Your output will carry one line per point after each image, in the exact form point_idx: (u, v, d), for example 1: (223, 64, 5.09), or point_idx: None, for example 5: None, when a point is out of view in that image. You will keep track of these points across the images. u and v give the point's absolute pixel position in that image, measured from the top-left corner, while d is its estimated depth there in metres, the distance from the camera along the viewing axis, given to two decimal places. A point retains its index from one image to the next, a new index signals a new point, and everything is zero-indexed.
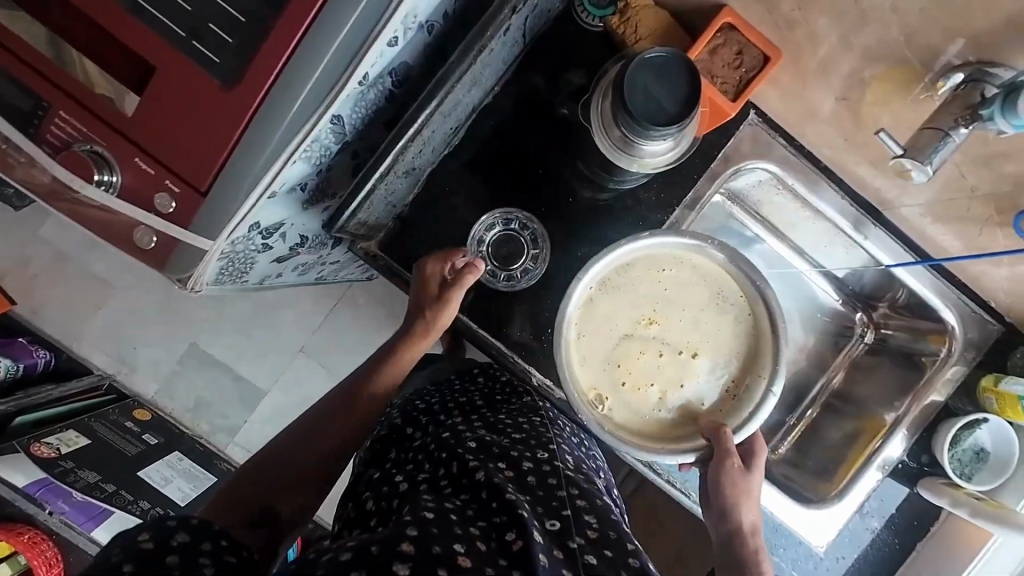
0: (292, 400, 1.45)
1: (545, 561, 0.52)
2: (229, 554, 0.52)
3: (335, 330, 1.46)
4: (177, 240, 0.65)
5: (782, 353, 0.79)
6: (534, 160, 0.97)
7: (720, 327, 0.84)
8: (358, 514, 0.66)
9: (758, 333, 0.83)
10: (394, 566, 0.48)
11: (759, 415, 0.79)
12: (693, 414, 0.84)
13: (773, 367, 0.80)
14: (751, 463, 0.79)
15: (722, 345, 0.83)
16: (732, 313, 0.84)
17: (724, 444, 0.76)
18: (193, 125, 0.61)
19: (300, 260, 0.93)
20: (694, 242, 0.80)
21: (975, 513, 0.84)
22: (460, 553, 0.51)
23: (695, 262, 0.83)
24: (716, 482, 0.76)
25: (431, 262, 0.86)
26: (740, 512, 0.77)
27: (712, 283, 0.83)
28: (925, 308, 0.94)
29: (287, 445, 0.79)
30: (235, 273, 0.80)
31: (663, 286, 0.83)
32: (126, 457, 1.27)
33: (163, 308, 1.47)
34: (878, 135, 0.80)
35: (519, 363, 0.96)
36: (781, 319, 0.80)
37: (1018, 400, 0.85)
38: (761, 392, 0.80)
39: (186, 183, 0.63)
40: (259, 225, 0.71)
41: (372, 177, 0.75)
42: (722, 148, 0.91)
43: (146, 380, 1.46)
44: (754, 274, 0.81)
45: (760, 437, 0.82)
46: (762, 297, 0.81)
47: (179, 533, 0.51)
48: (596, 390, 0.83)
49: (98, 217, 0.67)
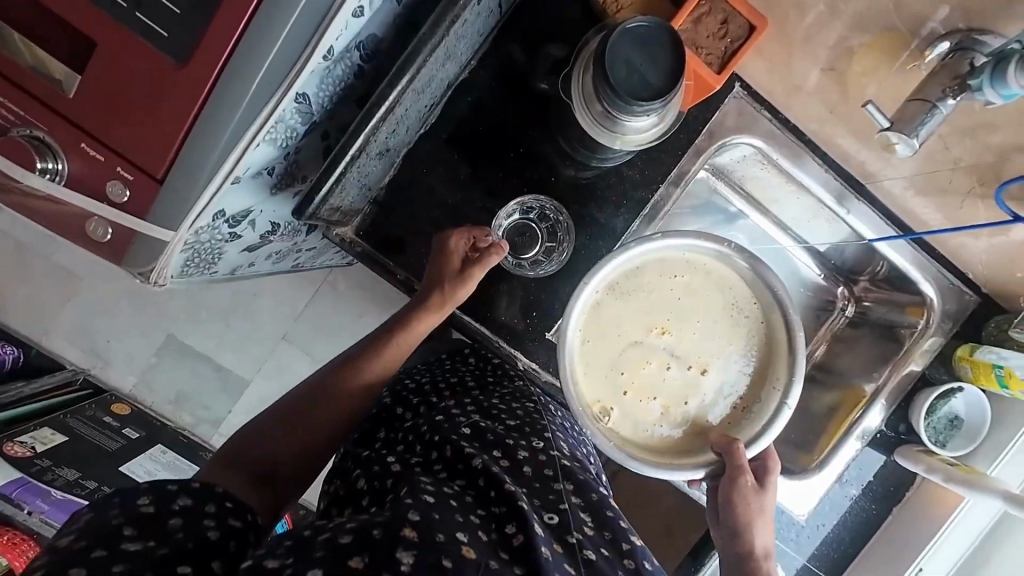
0: (276, 389, 1.43)
1: (549, 556, 0.53)
2: (232, 517, 0.55)
3: (316, 317, 1.42)
4: (134, 232, 0.61)
5: (797, 363, 0.80)
6: (515, 136, 0.93)
7: (733, 341, 0.84)
8: (349, 493, 0.66)
9: (772, 346, 0.83)
10: (398, 553, 0.47)
11: (772, 430, 0.79)
12: (702, 426, 0.84)
13: (787, 379, 0.80)
14: (765, 482, 0.76)
15: (732, 359, 0.84)
16: (744, 326, 0.84)
17: (736, 460, 0.75)
18: (143, 107, 0.56)
19: (272, 248, 0.89)
20: (711, 246, 0.80)
21: (949, 479, 0.87)
22: (464, 543, 0.50)
23: (709, 269, 0.83)
24: (728, 500, 0.73)
25: (453, 237, 0.84)
26: (753, 535, 0.72)
27: (722, 291, 0.84)
28: (905, 281, 0.95)
29: (302, 408, 0.75)
30: (202, 264, 0.76)
31: (676, 293, 0.84)
32: (108, 452, 1.22)
33: (135, 299, 1.41)
34: (867, 107, 0.79)
35: (504, 347, 0.94)
36: (801, 334, 0.80)
37: (992, 368, 0.87)
38: (775, 403, 0.80)
39: (140, 170, 0.59)
40: (224, 213, 0.66)
41: (346, 157, 0.71)
42: (706, 123, 0.90)
43: (122, 373, 1.41)
44: (772, 280, 0.81)
45: (773, 451, 0.79)
46: (778, 305, 0.81)
47: (181, 497, 0.53)
48: (600, 403, 0.82)
49: (53, 208, 0.64)
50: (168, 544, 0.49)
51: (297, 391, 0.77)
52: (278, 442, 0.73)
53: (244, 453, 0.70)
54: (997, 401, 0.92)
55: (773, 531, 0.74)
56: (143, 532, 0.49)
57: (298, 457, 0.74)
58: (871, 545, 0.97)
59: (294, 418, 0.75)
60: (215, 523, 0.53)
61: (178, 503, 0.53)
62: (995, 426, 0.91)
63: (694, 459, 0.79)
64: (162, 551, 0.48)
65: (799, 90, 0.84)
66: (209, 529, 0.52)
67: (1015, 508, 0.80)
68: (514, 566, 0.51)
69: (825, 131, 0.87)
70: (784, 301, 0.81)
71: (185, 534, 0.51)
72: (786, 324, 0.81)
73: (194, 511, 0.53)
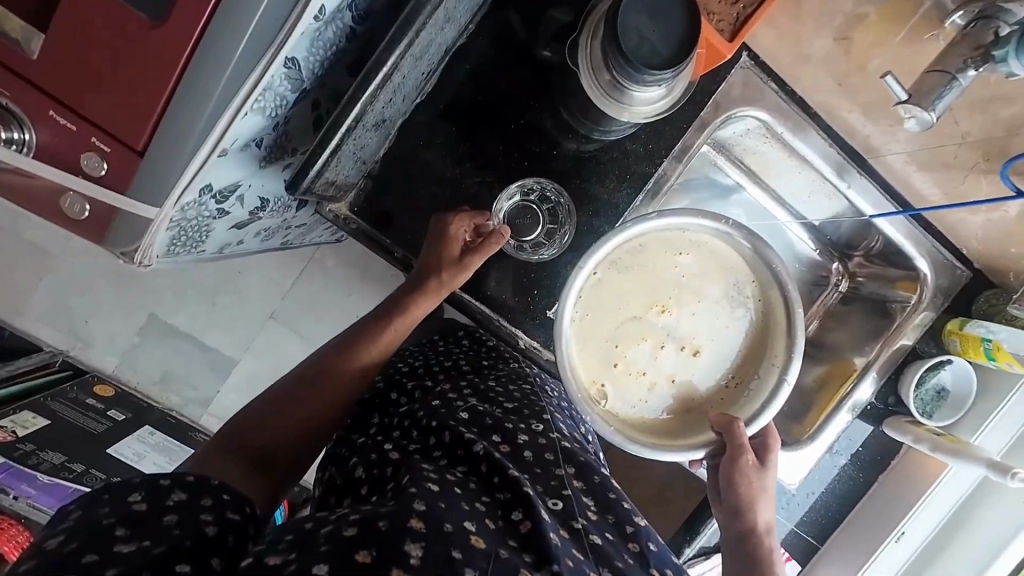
0: (266, 368, 1.40)
1: (558, 541, 0.53)
2: (230, 510, 0.52)
3: (306, 295, 1.39)
4: (114, 209, 0.57)
5: (795, 348, 0.80)
6: (515, 106, 0.89)
7: (730, 324, 0.85)
8: (346, 482, 0.63)
9: (770, 327, 0.84)
10: (406, 545, 0.45)
11: (771, 408, 0.79)
12: (698, 405, 0.85)
13: (785, 356, 0.80)
14: (766, 459, 0.75)
15: (724, 343, 0.85)
16: (742, 307, 0.85)
17: (736, 438, 0.73)
18: (115, 70, 0.52)
19: (261, 226, 0.85)
20: (711, 223, 0.79)
21: (936, 448, 0.90)
22: (472, 532, 0.50)
23: (708, 249, 0.83)
24: (728, 479, 0.73)
25: (452, 223, 0.82)
26: (755, 512, 0.71)
27: (721, 272, 0.84)
28: (900, 256, 0.95)
29: (299, 392, 0.73)
30: (189, 243, 0.72)
31: (678, 272, 0.84)
32: (93, 435, 1.19)
33: (115, 278, 1.35)
34: (885, 79, 0.77)
35: (505, 326, 0.93)
36: (800, 315, 0.80)
37: (981, 341, 0.89)
38: (774, 380, 0.81)
39: (118, 141, 0.54)
40: (211, 188, 0.62)
41: (341, 129, 0.67)
42: (713, 95, 0.87)
43: (104, 354, 1.37)
44: (772, 258, 0.80)
45: (774, 428, 0.78)
46: (778, 283, 0.81)
47: (176, 493, 0.52)
48: (598, 385, 0.82)
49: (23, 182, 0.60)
50: (163, 541, 0.47)
51: (292, 376, 0.75)
52: (275, 426, 0.70)
53: (237, 439, 0.68)
54: (983, 372, 0.95)
55: (774, 505, 0.73)
56: (137, 533, 0.47)
57: (295, 441, 0.72)
58: (856, 511, 1.01)
59: (291, 403, 0.73)
60: (212, 518, 0.51)
61: (173, 499, 0.51)
62: (980, 396, 0.94)
63: (693, 439, 0.79)
64: (159, 550, 0.46)
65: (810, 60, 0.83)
66: (205, 524, 0.50)
67: (996, 474, 0.84)
68: (522, 553, 0.51)
69: (831, 103, 0.86)
70: (784, 279, 0.80)
71: (182, 531, 0.48)
72: (786, 304, 0.81)
73: (190, 505, 0.51)
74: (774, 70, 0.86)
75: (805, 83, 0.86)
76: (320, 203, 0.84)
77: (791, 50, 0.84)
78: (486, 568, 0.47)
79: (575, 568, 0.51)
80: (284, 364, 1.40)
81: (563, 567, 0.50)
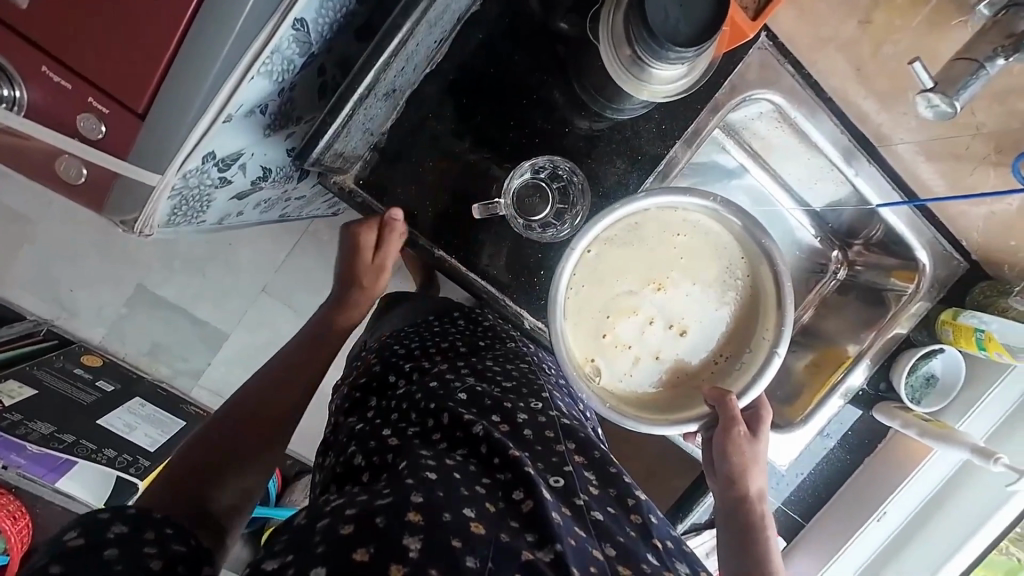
0: (259, 341, 1.38)
1: (559, 520, 0.51)
2: (176, 542, 0.50)
3: (301, 269, 1.37)
4: (113, 174, 0.55)
5: (786, 318, 0.75)
6: (526, 84, 0.88)
7: (721, 301, 0.79)
8: (346, 471, 0.62)
9: (759, 303, 0.78)
10: (404, 540, 0.44)
11: (761, 381, 0.74)
12: (690, 380, 0.80)
13: (776, 332, 0.75)
14: (757, 429, 0.75)
15: (713, 317, 0.80)
16: (733, 283, 0.79)
17: (729, 411, 0.72)
18: (112, 26, 0.49)
19: (262, 196, 0.82)
20: (698, 201, 0.74)
21: (923, 434, 0.93)
22: (472, 520, 0.48)
23: (700, 227, 0.78)
24: (721, 450, 0.71)
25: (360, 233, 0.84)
26: (747, 480, 0.71)
27: (714, 247, 0.78)
28: (900, 245, 0.96)
29: (231, 428, 0.71)
30: (189, 213, 0.70)
31: (667, 244, 0.78)
32: (82, 406, 1.16)
33: (102, 246, 1.31)
34: (913, 65, 0.76)
35: (510, 306, 0.92)
36: (789, 287, 0.75)
37: (974, 331, 0.91)
38: (764, 354, 0.75)
39: (116, 102, 0.51)
40: (213, 155, 0.59)
41: (353, 98, 0.65)
42: (727, 77, 0.85)
43: (90, 325, 1.33)
44: (761, 236, 0.75)
45: (765, 400, 0.78)
46: (766, 256, 0.76)
47: (115, 523, 0.48)
48: (591, 362, 0.78)
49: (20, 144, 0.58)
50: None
51: (224, 415, 0.73)
52: (212, 465, 0.66)
53: (173, 481, 0.63)
54: (972, 361, 0.97)
55: (766, 474, 0.73)
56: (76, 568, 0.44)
57: (233, 477, 0.67)
58: (841, 492, 1.05)
59: (226, 437, 0.70)
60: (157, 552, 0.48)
61: (113, 530, 0.48)
62: (968, 385, 0.97)
63: (686, 414, 0.75)
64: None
65: (832, 42, 0.83)
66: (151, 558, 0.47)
67: (979, 458, 0.87)
68: (525, 533, 0.50)
69: (845, 89, 0.86)
70: (773, 252, 0.75)
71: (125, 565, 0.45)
72: (775, 279, 0.76)
73: (132, 536, 0.48)
74: (791, 52, 0.85)
75: (821, 66, 0.85)
76: (326, 174, 0.82)
77: (816, 30, 0.83)
78: (488, 554, 0.46)
79: (577, 547, 0.50)
80: (277, 338, 1.38)
81: (566, 547, 0.49)
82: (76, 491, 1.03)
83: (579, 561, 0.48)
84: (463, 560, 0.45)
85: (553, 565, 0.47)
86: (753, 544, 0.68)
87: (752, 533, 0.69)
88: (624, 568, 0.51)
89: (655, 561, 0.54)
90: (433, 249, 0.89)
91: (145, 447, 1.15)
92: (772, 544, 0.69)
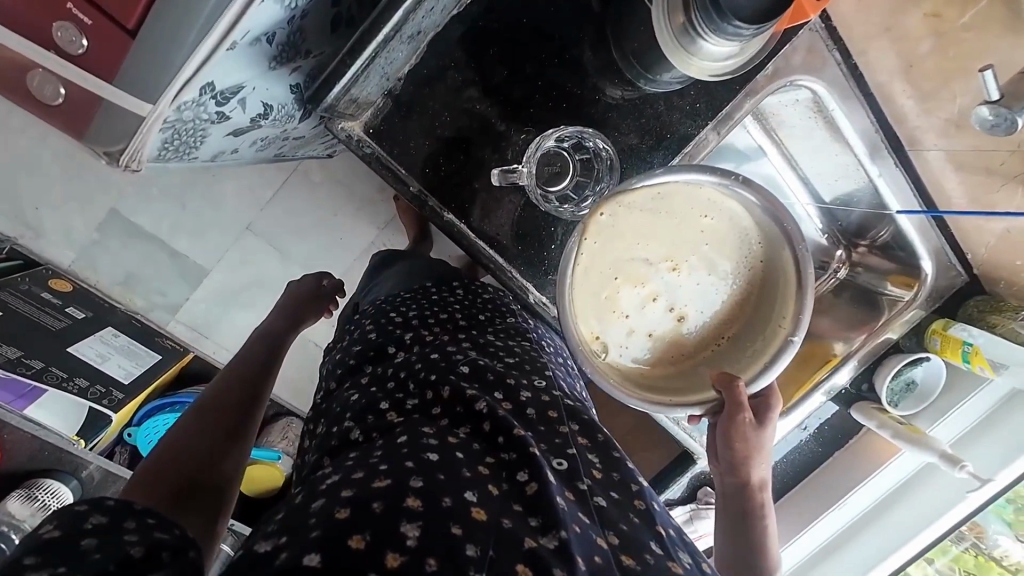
0: (242, 282, 1.32)
1: (564, 506, 0.50)
2: (157, 530, 0.46)
3: (293, 211, 1.30)
4: (100, 99, 0.49)
5: (805, 308, 0.68)
6: (557, 42, 0.82)
7: (734, 285, 0.73)
8: (342, 444, 0.61)
9: (776, 290, 0.72)
10: (401, 527, 0.44)
11: (773, 370, 0.70)
12: (689, 360, 0.75)
13: (793, 319, 0.69)
14: (764, 419, 0.72)
15: (725, 305, 0.74)
16: (749, 268, 0.73)
17: (736, 396, 0.68)
18: None
19: (259, 135, 0.75)
20: (717, 181, 0.68)
21: (895, 435, 0.97)
22: (473, 505, 0.48)
23: (725, 208, 0.71)
24: (726, 438, 0.70)
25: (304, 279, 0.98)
26: (750, 470, 0.71)
27: (735, 231, 0.72)
28: (904, 247, 0.94)
29: (196, 424, 0.65)
30: (181, 148, 0.64)
31: (689, 226, 0.71)
32: (49, 332, 1.08)
33: (73, 163, 1.21)
34: (985, 74, 0.72)
35: (517, 279, 0.89)
36: (811, 274, 0.69)
37: (961, 344, 0.93)
38: (779, 342, 0.70)
39: (101, 11, 0.45)
40: (213, 87, 0.53)
41: (377, 40, 0.63)
42: (770, 60, 0.80)
43: (57, 247, 1.24)
44: (785, 219, 0.69)
45: (777, 390, 0.74)
46: (786, 239, 0.69)
47: (94, 515, 0.45)
48: (600, 339, 0.73)
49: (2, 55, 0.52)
50: (85, 568, 0.41)
51: (188, 412, 0.67)
52: (186, 457, 0.61)
53: (159, 474, 0.58)
54: (953, 371, 1.01)
55: (770, 462, 0.73)
56: (49, 561, 0.41)
57: (215, 463, 0.62)
58: (805, 482, 1.11)
59: (193, 429, 0.64)
60: (138, 538, 0.44)
61: (91, 522, 0.44)
62: (944, 393, 1.01)
63: (690, 398, 0.72)
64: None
65: (887, 32, 0.79)
66: (130, 546, 0.43)
67: (945, 463, 0.92)
68: (528, 518, 0.49)
69: (889, 86, 0.82)
70: (795, 237, 0.69)
71: (104, 555, 0.42)
72: (797, 265, 0.69)
73: (112, 528, 0.44)
74: (843, 40, 0.82)
75: (870, 58, 0.81)
76: (332, 118, 0.77)
77: (872, 18, 0.79)
78: (488, 542, 0.45)
79: (582, 534, 0.49)
80: (261, 281, 1.32)
81: (570, 533, 0.47)
82: (44, 419, 0.98)
83: (583, 549, 0.47)
84: (463, 548, 0.44)
85: (556, 552, 0.46)
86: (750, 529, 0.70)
87: (749, 520, 0.71)
88: (627, 558, 0.49)
89: (659, 550, 0.52)
90: (442, 212, 0.85)
91: (119, 379, 1.12)
92: (768, 530, 0.71)
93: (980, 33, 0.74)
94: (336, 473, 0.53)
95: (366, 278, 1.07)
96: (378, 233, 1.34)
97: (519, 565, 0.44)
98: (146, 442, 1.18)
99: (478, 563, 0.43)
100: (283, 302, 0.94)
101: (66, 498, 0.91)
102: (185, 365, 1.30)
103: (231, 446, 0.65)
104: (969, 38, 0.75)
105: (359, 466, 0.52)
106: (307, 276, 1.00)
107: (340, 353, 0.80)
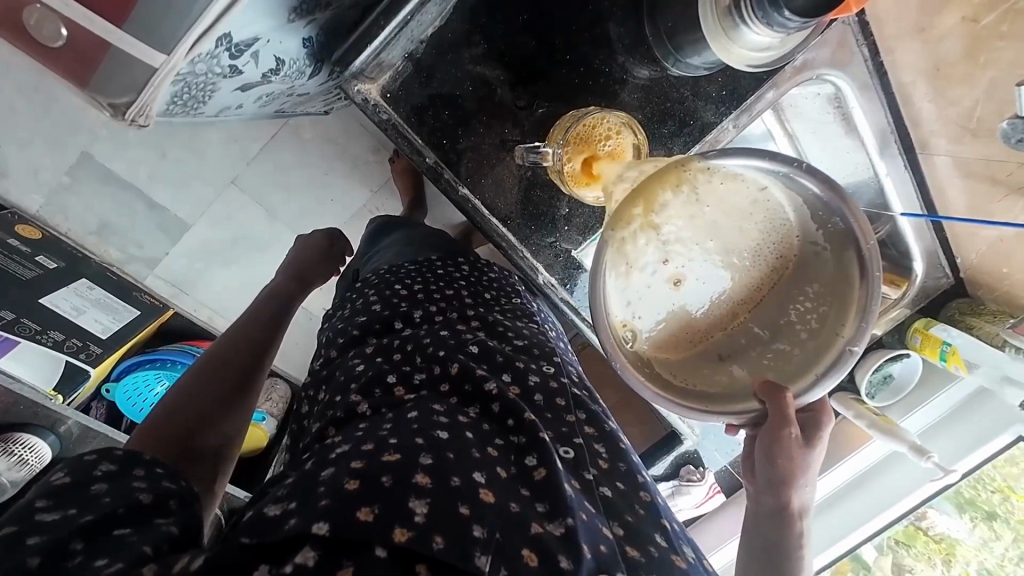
0: (227, 238, 1.25)
1: (571, 494, 0.51)
2: (166, 479, 0.46)
3: (287, 168, 1.24)
4: (108, 44, 0.52)
5: (870, 311, 0.54)
6: (591, 14, 0.84)
7: (759, 271, 0.57)
8: (348, 415, 0.59)
9: (834, 294, 0.56)
10: (410, 502, 0.44)
11: (830, 381, 0.56)
12: (707, 339, 0.60)
13: (856, 324, 0.55)
14: (813, 437, 0.67)
15: (755, 297, 0.58)
16: (790, 262, 0.57)
17: (782, 409, 0.57)
18: None
19: (265, 91, 0.81)
20: (769, 168, 0.54)
21: (871, 426, 1.01)
22: (482, 487, 0.48)
23: (765, 198, 0.55)
24: (772, 454, 0.64)
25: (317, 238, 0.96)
26: (790, 492, 0.67)
27: (769, 216, 0.55)
28: (897, 242, 0.94)
29: (203, 377, 0.64)
30: (189, 101, 0.71)
31: (718, 207, 0.54)
32: (21, 281, 0.96)
33: (40, 96, 1.03)
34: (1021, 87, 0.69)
35: (526, 259, 0.94)
36: (878, 277, 0.54)
37: (940, 343, 0.98)
38: (834, 352, 0.56)
39: None
40: (229, 38, 0.60)
41: (410, 4, 0.75)
42: (802, 52, 0.82)
43: (24, 190, 1.07)
44: (853, 214, 0.53)
45: (827, 404, 0.68)
46: (852, 239, 0.54)
47: (103, 463, 0.44)
48: (629, 325, 0.58)
49: None
50: (92, 510, 0.40)
51: (196, 365, 0.66)
52: (194, 408, 0.60)
53: (164, 428, 0.56)
54: (927, 368, 1.06)
55: (813, 487, 0.69)
56: (59, 502, 0.41)
57: (222, 419, 0.61)
58: None
59: (200, 384, 0.63)
60: (146, 485, 0.44)
61: (101, 469, 0.44)
62: (916, 386, 1.07)
63: (733, 407, 0.59)
64: (88, 518, 0.40)
65: (918, 34, 0.78)
66: (139, 492, 0.43)
67: (914, 454, 0.97)
68: (535, 503, 0.49)
69: (912, 86, 0.82)
70: (863, 235, 0.54)
71: (113, 498, 0.42)
72: (861, 266, 0.54)
73: (121, 475, 0.44)
74: (873, 38, 0.83)
75: (898, 56, 0.82)
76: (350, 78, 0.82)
77: (907, 17, 0.78)
78: (496, 525, 0.45)
79: (588, 523, 0.50)
80: (250, 240, 1.27)
81: (577, 521, 0.48)
82: (17, 371, 0.93)
83: (590, 537, 0.48)
84: (471, 528, 0.43)
85: (563, 539, 0.46)
86: (783, 554, 0.68)
87: (783, 544, 0.68)
88: (632, 549, 0.51)
89: (663, 543, 0.54)
90: (456, 185, 0.89)
91: (95, 334, 1.07)
92: (801, 557, 0.68)
93: (1015, 43, 0.70)
94: (345, 443, 0.53)
95: (365, 243, 1.05)
96: (372, 195, 1.33)
97: (525, 550, 0.44)
98: (125, 399, 1.15)
99: (486, 544, 0.43)
100: (293, 258, 0.92)
101: (47, 455, 0.80)
102: (166, 320, 1.26)
103: (238, 401, 0.64)
104: (1000, 49, 0.72)
105: (368, 437, 0.52)
106: (319, 235, 0.97)
107: (343, 323, 0.78)
